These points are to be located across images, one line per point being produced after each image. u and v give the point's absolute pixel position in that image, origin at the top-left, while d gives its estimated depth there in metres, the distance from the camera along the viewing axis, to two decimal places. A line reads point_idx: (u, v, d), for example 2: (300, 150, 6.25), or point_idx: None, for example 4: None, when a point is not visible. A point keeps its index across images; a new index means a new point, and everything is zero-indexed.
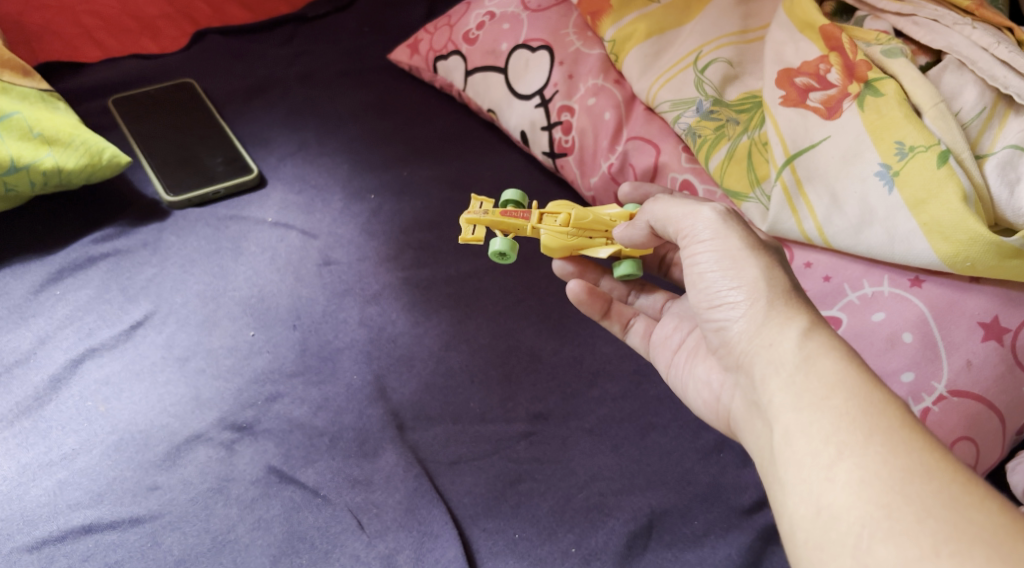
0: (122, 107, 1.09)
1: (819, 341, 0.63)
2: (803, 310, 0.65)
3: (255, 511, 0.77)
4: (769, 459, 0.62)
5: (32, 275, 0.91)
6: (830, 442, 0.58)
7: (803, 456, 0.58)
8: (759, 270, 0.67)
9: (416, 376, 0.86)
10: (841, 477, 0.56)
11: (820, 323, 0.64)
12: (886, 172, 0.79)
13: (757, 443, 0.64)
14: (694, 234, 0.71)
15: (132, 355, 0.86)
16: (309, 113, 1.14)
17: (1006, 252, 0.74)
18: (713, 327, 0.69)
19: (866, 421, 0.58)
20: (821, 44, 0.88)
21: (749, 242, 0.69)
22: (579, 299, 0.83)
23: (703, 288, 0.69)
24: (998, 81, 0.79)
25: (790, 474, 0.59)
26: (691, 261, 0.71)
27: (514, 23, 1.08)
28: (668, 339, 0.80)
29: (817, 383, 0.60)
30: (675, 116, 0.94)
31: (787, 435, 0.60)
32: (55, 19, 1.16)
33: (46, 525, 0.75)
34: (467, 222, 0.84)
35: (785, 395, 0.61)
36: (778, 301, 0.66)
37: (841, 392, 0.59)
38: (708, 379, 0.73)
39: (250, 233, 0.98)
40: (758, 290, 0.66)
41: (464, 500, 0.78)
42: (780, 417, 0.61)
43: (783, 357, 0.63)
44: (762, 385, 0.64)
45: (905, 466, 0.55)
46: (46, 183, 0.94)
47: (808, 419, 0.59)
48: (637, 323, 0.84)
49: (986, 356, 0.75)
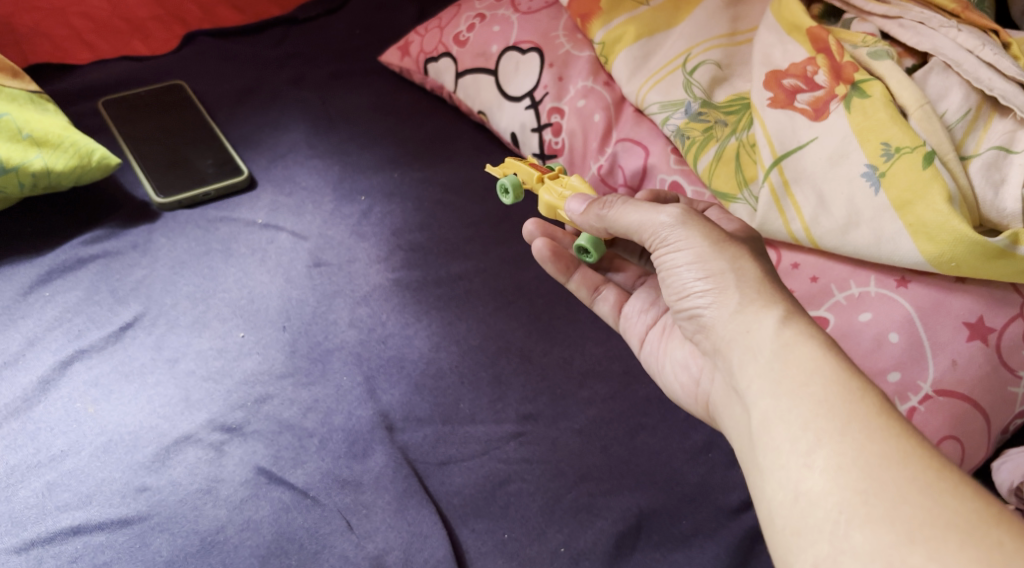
0: (112, 108, 1.09)
1: (796, 328, 0.63)
2: (778, 298, 0.66)
3: (244, 511, 0.77)
4: (748, 446, 0.62)
5: (21, 276, 0.91)
6: (808, 428, 0.58)
7: (781, 442, 0.59)
8: (728, 262, 0.68)
9: (406, 377, 0.86)
10: (819, 463, 0.56)
11: (797, 311, 0.65)
12: (872, 173, 0.80)
13: (736, 429, 0.65)
14: (659, 238, 0.71)
15: (121, 356, 0.86)
16: (299, 114, 1.14)
17: (990, 253, 0.74)
18: (688, 316, 0.70)
19: (842, 408, 0.58)
20: (809, 46, 0.88)
21: (714, 237, 0.69)
22: (542, 257, 0.85)
23: (673, 281, 0.70)
24: (984, 83, 0.80)
25: (768, 459, 0.59)
26: (661, 262, 0.71)
27: (504, 25, 1.08)
28: (642, 313, 0.81)
29: (795, 369, 0.61)
30: (664, 118, 0.94)
31: (765, 421, 0.60)
32: (46, 22, 1.16)
33: (34, 526, 0.75)
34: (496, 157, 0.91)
35: (763, 382, 0.62)
36: (754, 289, 0.66)
37: (819, 379, 0.60)
38: (687, 361, 0.74)
39: (240, 235, 0.98)
40: (727, 281, 0.67)
41: (453, 500, 0.78)
42: (758, 403, 0.62)
43: (759, 344, 0.63)
44: (739, 372, 0.64)
45: (882, 452, 0.56)
46: (35, 185, 0.94)
47: (785, 405, 0.60)
48: (607, 291, 0.85)
49: (971, 355, 0.76)
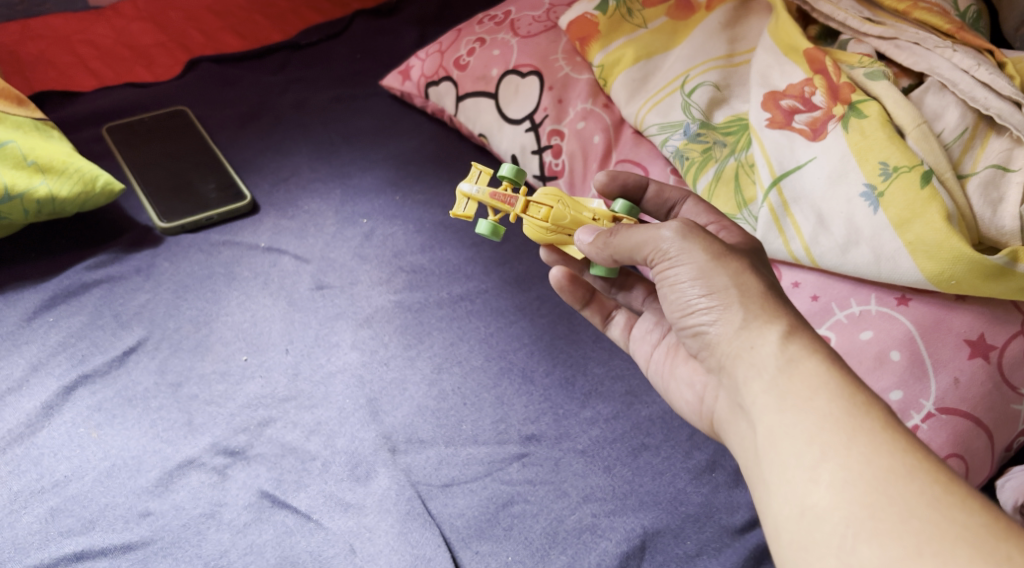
0: (116, 134, 1.10)
1: (800, 342, 0.63)
2: (780, 312, 0.65)
3: (247, 535, 0.76)
4: (753, 460, 0.62)
5: (26, 302, 0.91)
6: (813, 443, 0.58)
7: (787, 456, 0.59)
8: (731, 277, 0.67)
9: (409, 399, 0.86)
10: (824, 478, 0.57)
11: (800, 326, 0.65)
12: (870, 193, 0.80)
13: (742, 444, 0.65)
14: (660, 255, 0.69)
15: (124, 381, 0.86)
16: (301, 138, 1.15)
17: (990, 270, 0.75)
18: (692, 333, 0.69)
19: (848, 422, 0.58)
20: (806, 66, 0.90)
21: (715, 250, 0.68)
22: (560, 285, 0.85)
23: (676, 298, 0.69)
24: (979, 102, 0.81)
25: (774, 475, 0.59)
26: (662, 277, 0.70)
27: (504, 49, 1.09)
28: (648, 334, 0.82)
29: (801, 385, 0.61)
30: (664, 139, 0.95)
31: (770, 436, 0.61)
32: (50, 49, 1.20)
33: (36, 553, 0.74)
34: (460, 196, 0.81)
35: (767, 397, 0.62)
36: (755, 305, 0.66)
37: (823, 394, 0.60)
38: (692, 380, 0.74)
39: (243, 259, 0.99)
40: (730, 297, 0.66)
41: (456, 523, 0.78)
42: (763, 418, 0.62)
43: (764, 360, 0.63)
44: (743, 388, 0.64)
45: (887, 466, 0.56)
46: (40, 212, 0.94)
47: (792, 420, 0.60)
48: (619, 315, 0.86)
49: (973, 373, 0.76)
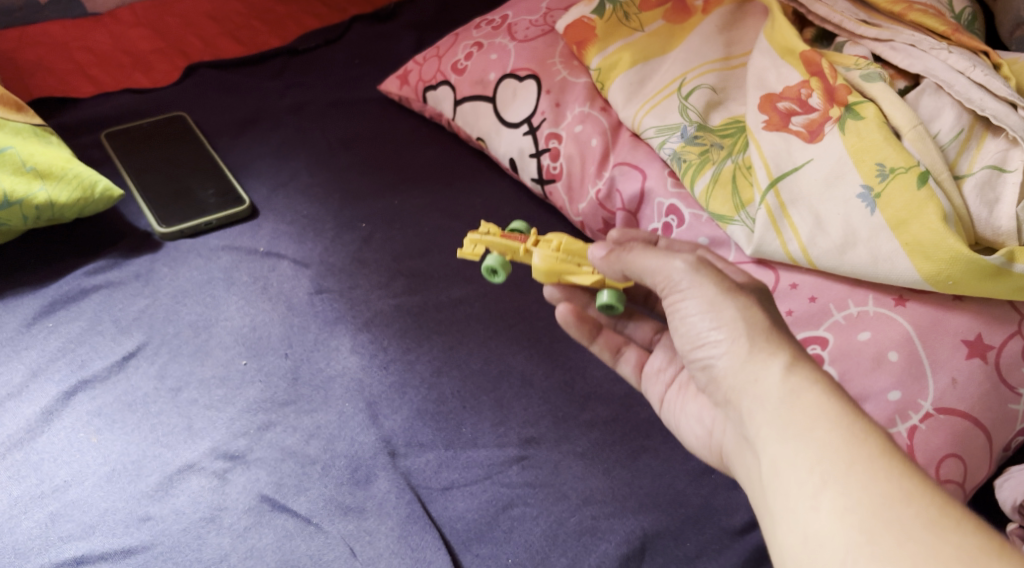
0: (115, 140, 1.11)
1: (802, 373, 0.63)
2: (783, 344, 0.65)
3: (248, 539, 0.76)
4: (760, 491, 0.62)
5: (25, 308, 0.91)
6: (813, 471, 0.58)
7: (790, 485, 0.59)
8: (737, 310, 0.67)
9: (407, 403, 0.86)
10: (825, 506, 0.57)
11: (802, 357, 0.65)
12: (868, 194, 0.80)
13: (748, 477, 0.65)
14: (672, 284, 0.71)
15: (124, 387, 0.86)
16: (301, 143, 1.15)
17: (988, 270, 0.75)
18: (700, 365, 0.70)
19: (848, 449, 0.58)
20: (802, 69, 0.90)
21: (723, 286, 0.69)
22: (567, 322, 0.82)
23: (685, 330, 0.70)
24: (975, 104, 0.81)
25: (778, 504, 0.59)
26: (673, 309, 0.71)
27: (501, 54, 1.10)
28: (662, 371, 0.81)
29: (801, 415, 0.61)
30: (661, 142, 0.94)
31: (773, 467, 0.61)
32: (49, 56, 1.21)
33: (36, 558, 0.74)
34: (467, 240, 0.84)
35: (770, 428, 0.62)
36: (759, 337, 0.66)
37: (823, 423, 0.60)
38: (701, 415, 0.75)
39: (242, 263, 0.99)
40: (737, 330, 0.67)
41: (457, 526, 0.78)
42: (767, 448, 0.62)
43: (766, 391, 0.63)
44: (747, 420, 0.64)
45: (885, 491, 0.56)
46: (39, 218, 0.95)
47: (793, 450, 0.60)
48: (629, 352, 0.84)
49: (971, 373, 0.76)
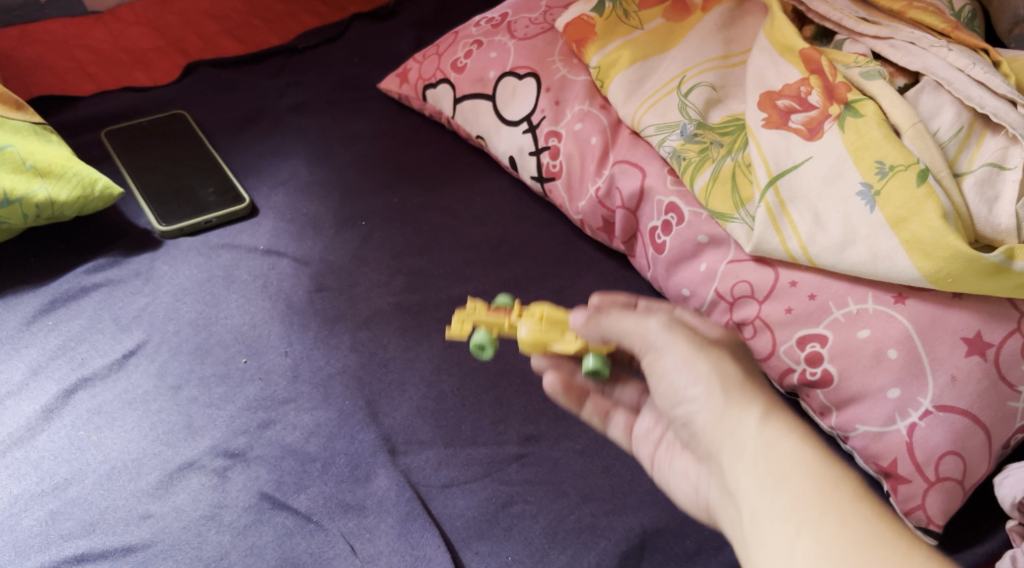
0: (115, 138, 1.11)
1: (778, 421, 0.62)
2: (759, 394, 0.64)
3: (248, 537, 0.76)
4: (739, 541, 0.60)
5: (25, 306, 0.91)
6: (789, 521, 0.57)
7: (767, 536, 0.57)
8: (712, 364, 0.66)
9: (407, 401, 0.86)
10: (802, 554, 0.55)
11: (777, 405, 0.63)
12: (867, 192, 0.80)
13: (730, 534, 0.62)
14: (647, 345, 0.69)
15: (124, 385, 0.86)
16: (300, 141, 1.15)
17: (986, 268, 0.75)
18: (679, 422, 0.67)
19: (822, 499, 0.57)
20: (802, 66, 0.90)
21: (698, 342, 0.67)
22: (554, 393, 0.77)
23: (665, 388, 0.67)
24: (975, 101, 0.81)
25: (759, 554, 0.58)
26: (650, 368, 0.69)
27: (501, 52, 1.10)
28: (650, 432, 0.75)
29: (777, 464, 0.60)
30: (660, 140, 0.94)
31: (753, 519, 0.59)
32: (48, 54, 1.21)
33: (37, 555, 0.74)
34: (452, 317, 0.78)
35: (748, 480, 0.60)
36: (735, 388, 0.64)
37: (798, 471, 0.59)
38: (687, 472, 0.70)
39: (242, 262, 0.99)
40: (713, 384, 0.65)
41: (457, 523, 0.78)
42: (744, 500, 0.60)
43: (744, 443, 0.61)
44: (728, 475, 0.62)
45: (858, 537, 0.55)
46: (39, 216, 0.95)
47: (769, 501, 0.58)
48: (617, 415, 0.77)
49: (970, 371, 0.76)
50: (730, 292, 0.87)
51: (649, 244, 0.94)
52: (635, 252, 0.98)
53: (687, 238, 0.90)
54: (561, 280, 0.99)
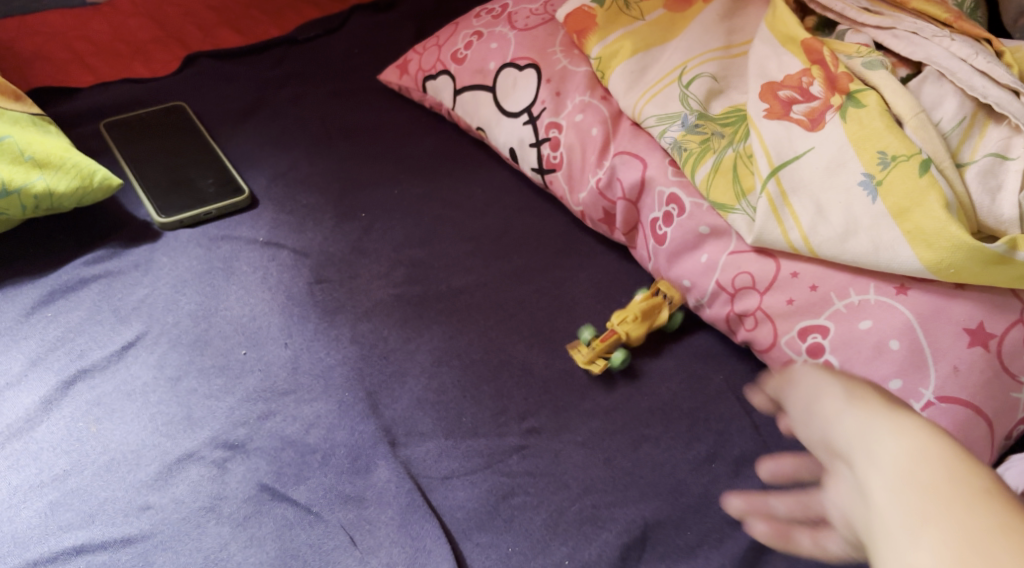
0: (114, 129, 1.10)
1: (919, 429, 0.60)
2: (905, 413, 0.63)
3: (247, 529, 0.76)
4: (864, 542, 0.57)
5: (24, 297, 0.91)
6: (914, 513, 0.55)
7: (891, 528, 0.55)
8: (846, 384, 0.66)
9: (407, 392, 0.86)
10: (927, 541, 0.53)
11: (913, 414, 0.62)
12: (870, 182, 0.80)
13: (847, 520, 0.60)
14: (796, 383, 0.70)
15: (123, 376, 0.86)
16: (300, 133, 1.15)
17: (989, 258, 0.74)
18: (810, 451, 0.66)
19: (961, 498, 0.54)
20: (804, 57, 0.90)
21: (847, 380, 0.67)
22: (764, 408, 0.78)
23: (808, 409, 0.67)
24: (978, 91, 0.81)
25: (881, 550, 0.55)
26: (795, 399, 0.69)
27: (502, 42, 1.09)
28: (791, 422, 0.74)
29: (914, 466, 0.57)
30: (661, 131, 0.94)
31: (878, 511, 0.57)
32: (46, 45, 1.20)
33: (37, 547, 0.74)
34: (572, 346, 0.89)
35: (881, 479, 0.58)
36: (873, 402, 0.64)
37: (934, 470, 0.57)
38: (795, 514, 0.66)
39: (241, 253, 0.98)
40: (847, 395, 0.65)
41: (457, 515, 0.78)
42: (873, 494, 0.58)
43: (881, 450, 0.59)
44: (858, 471, 0.60)
45: (985, 526, 0.52)
46: (38, 207, 0.94)
47: (895, 485, 0.57)
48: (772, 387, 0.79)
49: (973, 361, 0.76)
50: (732, 283, 0.87)
51: (650, 236, 0.94)
52: (635, 244, 0.98)
53: (688, 229, 0.90)
54: (561, 272, 0.98)
